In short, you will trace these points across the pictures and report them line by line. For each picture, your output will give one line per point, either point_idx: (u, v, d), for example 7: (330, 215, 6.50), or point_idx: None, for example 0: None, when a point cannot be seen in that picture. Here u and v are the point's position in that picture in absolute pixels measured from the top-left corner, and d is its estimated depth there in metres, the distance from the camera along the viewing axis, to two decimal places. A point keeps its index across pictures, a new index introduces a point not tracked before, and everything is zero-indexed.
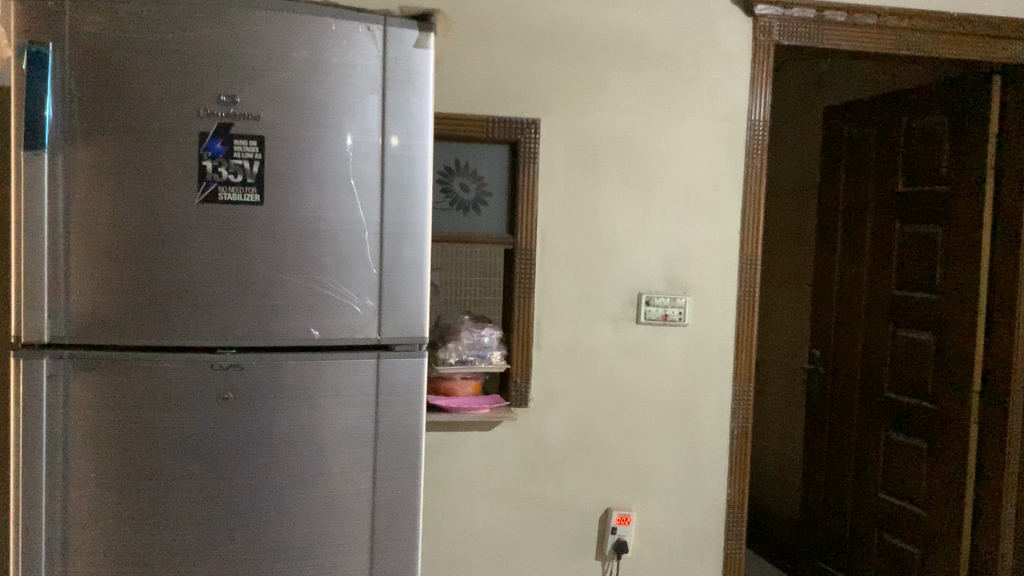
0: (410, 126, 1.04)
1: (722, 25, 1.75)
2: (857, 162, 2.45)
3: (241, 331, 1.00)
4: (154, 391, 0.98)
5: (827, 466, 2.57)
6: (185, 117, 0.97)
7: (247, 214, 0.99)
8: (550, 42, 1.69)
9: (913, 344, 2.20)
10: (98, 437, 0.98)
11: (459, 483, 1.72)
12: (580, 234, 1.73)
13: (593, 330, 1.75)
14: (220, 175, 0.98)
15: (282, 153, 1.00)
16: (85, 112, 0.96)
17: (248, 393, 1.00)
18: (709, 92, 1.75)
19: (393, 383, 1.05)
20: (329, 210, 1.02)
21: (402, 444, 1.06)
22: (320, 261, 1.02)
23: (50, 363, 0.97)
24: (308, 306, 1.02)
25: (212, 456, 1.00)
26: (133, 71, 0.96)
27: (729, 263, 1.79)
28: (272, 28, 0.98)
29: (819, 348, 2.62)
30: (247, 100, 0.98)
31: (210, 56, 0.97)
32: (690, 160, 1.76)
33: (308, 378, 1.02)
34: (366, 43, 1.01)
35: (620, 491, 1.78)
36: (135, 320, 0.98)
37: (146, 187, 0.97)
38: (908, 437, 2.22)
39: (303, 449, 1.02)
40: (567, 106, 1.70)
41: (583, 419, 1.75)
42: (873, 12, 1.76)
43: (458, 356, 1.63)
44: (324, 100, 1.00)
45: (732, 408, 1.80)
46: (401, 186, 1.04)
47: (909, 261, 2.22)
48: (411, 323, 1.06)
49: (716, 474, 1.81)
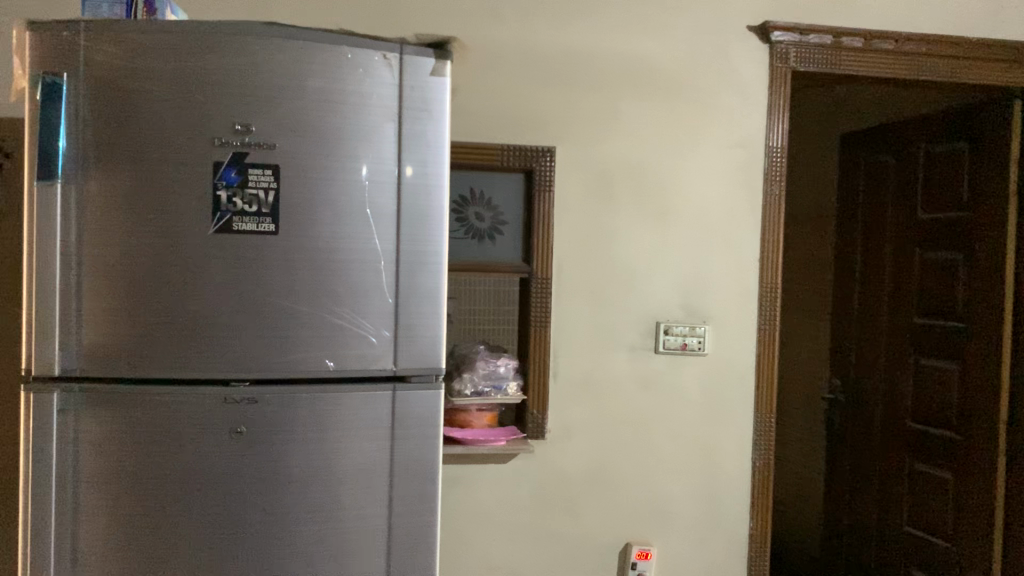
0: (425, 155, 1.03)
1: (737, 52, 1.74)
2: (876, 189, 2.43)
3: (254, 363, 0.98)
4: (165, 425, 0.96)
5: (850, 498, 2.52)
6: (200, 146, 0.96)
7: (262, 244, 0.97)
8: (564, 71, 1.69)
9: (935, 373, 2.15)
10: (109, 473, 0.96)
11: (475, 516, 1.69)
12: (597, 262, 1.71)
13: (610, 360, 1.72)
14: (235, 205, 0.97)
15: (298, 183, 0.98)
16: (100, 142, 0.95)
17: (262, 427, 0.98)
18: (725, 119, 1.74)
19: (409, 416, 1.03)
20: (345, 240, 1.00)
21: (418, 478, 1.03)
22: (335, 292, 1.00)
23: (61, 397, 0.96)
24: (322, 337, 1.00)
25: (223, 492, 0.98)
26: (145, 100, 0.95)
27: (749, 290, 1.76)
28: (287, 57, 0.97)
29: (839, 377, 2.58)
30: (263, 129, 0.97)
31: (225, 86, 0.96)
32: (708, 188, 1.74)
33: (323, 412, 1.00)
34: (382, 71, 1.00)
35: (639, 525, 1.74)
36: (146, 352, 0.96)
37: (160, 217, 0.96)
38: (932, 468, 2.17)
39: (316, 485, 1.00)
40: (582, 135, 1.69)
41: (601, 451, 1.72)
42: (891, 38, 1.75)
43: (474, 388, 1.60)
44: (340, 129, 0.99)
45: (753, 439, 1.77)
46: (418, 215, 1.03)
47: (930, 288, 2.19)
48: (427, 354, 1.04)
49: (738, 507, 1.77)
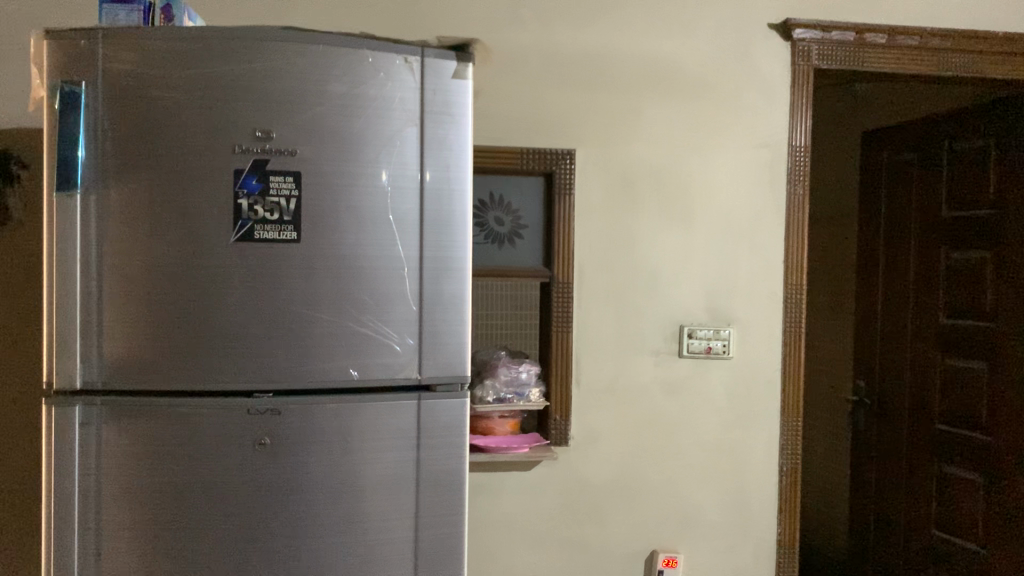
0: (448, 159, 1.01)
1: (759, 50, 1.71)
2: (900, 188, 2.39)
3: (277, 373, 0.96)
4: (188, 438, 0.95)
5: (877, 501, 2.49)
6: (220, 154, 0.94)
7: (285, 253, 0.96)
8: (584, 73, 1.67)
9: (963, 374, 2.12)
10: (133, 487, 0.94)
11: (499, 525, 1.67)
12: (618, 266, 1.68)
13: (633, 365, 1.70)
14: (256, 213, 0.95)
15: (320, 189, 0.97)
16: (120, 151, 0.94)
17: (286, 439, 0.96)
18: (747, 118, 1.71)
19: (435, 425, 1.01)
20: (368, 247, 0.98)
21: (444, 488, 1.01)
22: (358, 301, 0.98)
23: (83, 410, 0.94)
24: (346, 347, 0.98)
25: (248, 505, 0.96)
26: (165, 109, 0.94)
27: (774, 293, 1.73)
28: (307, 62, 0.96)
29: (864, 379, 2.55)
30: (284, 135, 0.95)
31: (246, 91, 0.94)
32: (731, 189, 1.71)
33: (349, 423, 0.98)
34: (404, 75, 0.99)
35: (664, 532, 1.72)
36: (169, 363, 0.95)
37: (181, 226, 0.94)
38: (961, 470, 2.13)
39: (342, 497, 0.98)
40: (602, 137, 1.67)
41: (625, 458, 1.70)
42: (915, 33, 1.72)
43: (496, 395, 1.59)
44: (362, 134, 0.97)
45: (781, 444, 1.74)
46: (441, 220, 1.01)
47: (958, 287, 2.15)
48: (452, 362, 1.03)
49: (766, 513, 1.74)
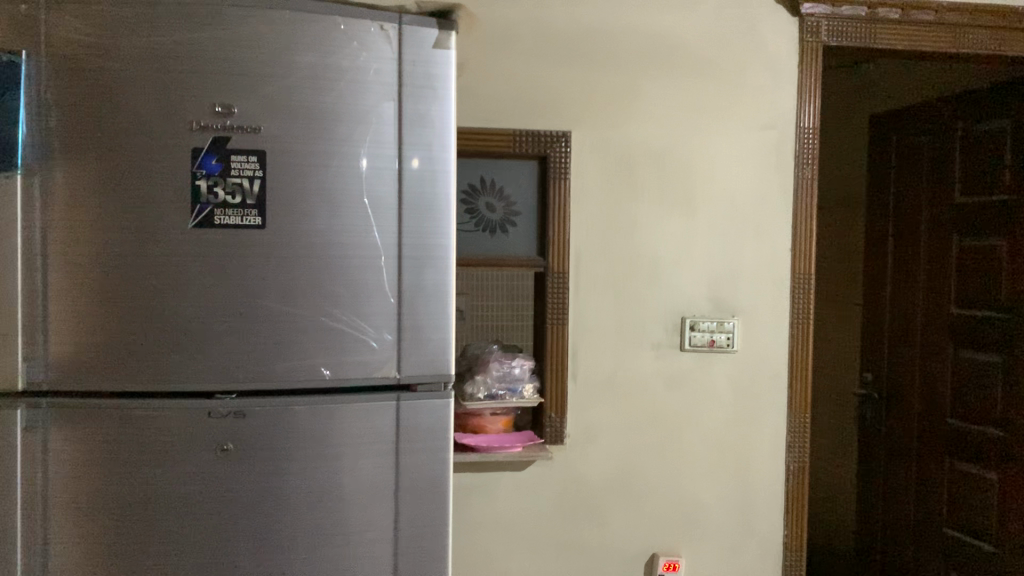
0: (429, 138, 0.92)
1: (765, 25, 1.62)
2: (910, 174, 2.31)
3: (242, 372, 0.88)
4: (144, 444, 0.86)
5: (885, 497, 2.41)
6: (177, 131, 0.86)
7: (248, 240, 0.87)
8: (580, 50, 1.57)
9: (977, 366, 2.03)
10: (84, 500, 0.86)
11: (493, 527, 1.59)
12: (617, 254, 1.60)
13: (634, 359, 1.61)
14: (217, 196, 0.87)
15: (287, 170, 0.88)
16: (66, 127, 0.84)
17: (251, 444, 0.88)
18: (752, 98, 1.62)
19: (416, 428, 0.92)
20: (341, 234, 0.90)
21: (426, 496, 0.93)
22: (331, 293, 0.90)
23: (27, 415, 0.85)
24: (318, 343, 0.90)
25: (211, 515, 0.88)
26: (115, 81, 0.85)
27: (781, 282, 1.64)
28: (271, 28, 0.86)
29: (871, 372, 2.47)
30: (247, 110, 0.87)
31: (204, 61, 0.85)
32: (737, 173, 1.63)
33: (321, 427, 0.90)
34: (379, 45, 0.90)
35: (666, 534, 1.63)
36: (121, 362, 0.86)
37: (134, 210, 0.85)
38: (973, 466, 2.05)
39: (314, 507, 0.90)
40: (599, 118, 1.58)
41: (625, 456, 1.62)
42: (930, 8, 1.63)
43: (487, 391, 1.50)
44: (333, 111, 0.89)
45: (788, 441, 1.65)
46: (422, 204, 0.92)
47: (970, 276, 2.07)
48: (435, 360, 0.94)
49: (773, 514, 1.66)
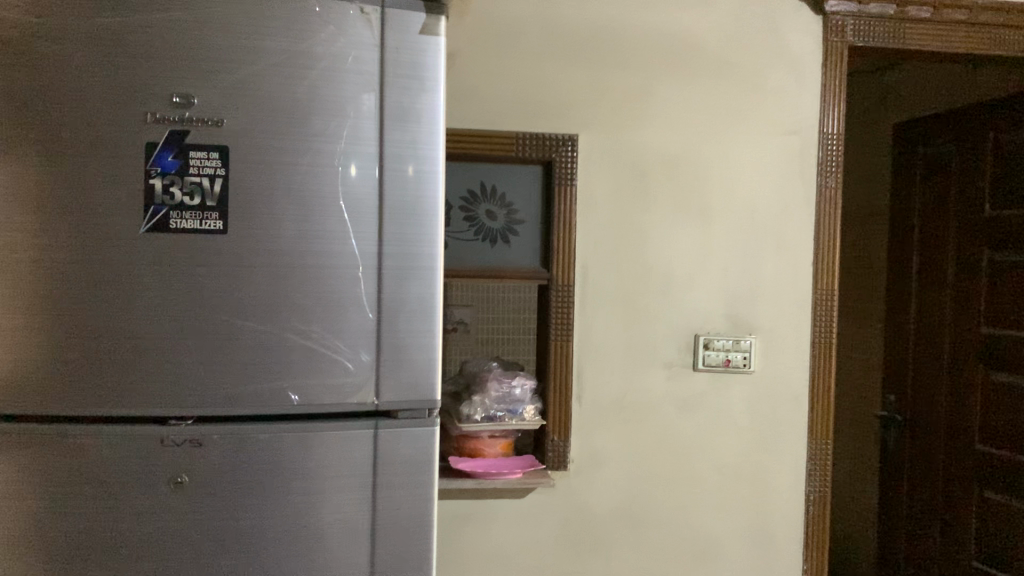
0: (415, 134, 0.82)
1: (787, 24, 1.52)
2: (936, 185, 2.20)
3: (198, 397, 0.78)
4: (87, 474, 0.76)
5: (908, 526, 2.30)
6: (129, 122, 0.76)
7: (208, 246, 0.78)
8: (588, 48, 1.48)
9: (1008, 392, 1.92)
10: (19, 535, 0.76)
11: (490, 556, 1.48)
12: (626, 267, 1.50)
13: (643, 380, 1.51)
14: (173, 197, 0.77)
15: (253, 169, 0.78)
16: (5, 118, 0.75)
17: (208, 477, 0.78)
18: (772, 102, 1.52)
19: (395, 460, 0.82)
20: (314, 241, 0.80)
21: (405, 538, 0.82)
22: (301, 307, 0.80)
23: None
24: (286, 366, 0.80)
25: (160, 556, 0.78)
26: (61, 66, 0.75)
27: (802, 298, 1.53)
28: (240, 11, 0.77)
29: (894, 394, 2.36)
30: (209, 101, 0.77)
31: (162, 46, 0.76)
32: (755, 183, 1.52)
33: (288, 459, 0.80)
34: (360, 30, 0.80)
35: (676, 568, 1.52)
36: (61, 381, 0.76)
37: (79, 212, 0.76)
38: (1003, 499, 1.93)
39: (276, 549, 0.79)
40: (608, 121, 1.49)
41: (633, 483, 1.51)
42: (964, 7, 1.53)
43: (485, 413, 1.40)
44: (305, 103, 0.79)
45: (808, 471, 1.54)
46: (406, 209, 0.82)
47: (1001, 294, 1.95)
48: (418, 384, 0.84)
49: (791, 547, 1.54)
